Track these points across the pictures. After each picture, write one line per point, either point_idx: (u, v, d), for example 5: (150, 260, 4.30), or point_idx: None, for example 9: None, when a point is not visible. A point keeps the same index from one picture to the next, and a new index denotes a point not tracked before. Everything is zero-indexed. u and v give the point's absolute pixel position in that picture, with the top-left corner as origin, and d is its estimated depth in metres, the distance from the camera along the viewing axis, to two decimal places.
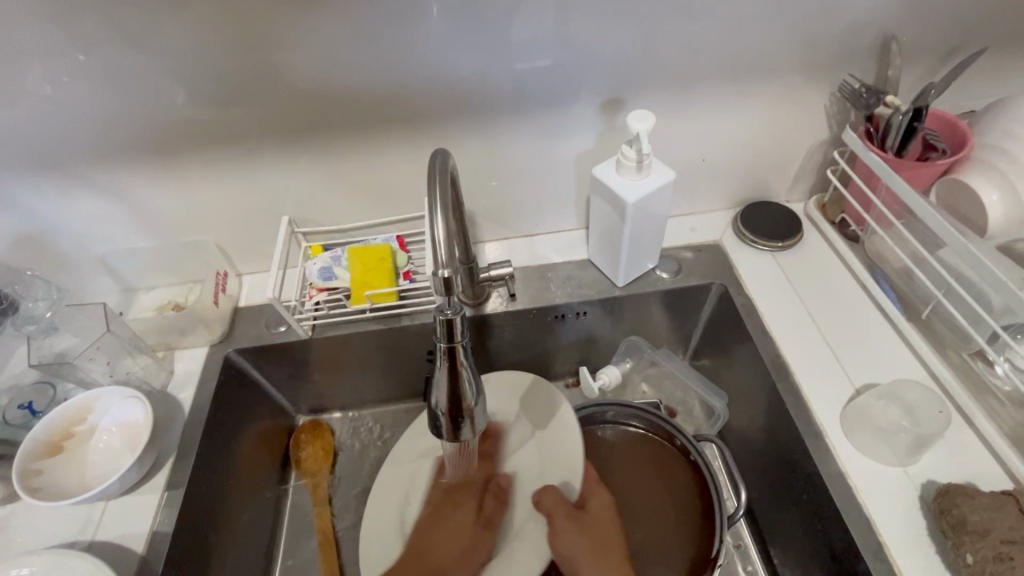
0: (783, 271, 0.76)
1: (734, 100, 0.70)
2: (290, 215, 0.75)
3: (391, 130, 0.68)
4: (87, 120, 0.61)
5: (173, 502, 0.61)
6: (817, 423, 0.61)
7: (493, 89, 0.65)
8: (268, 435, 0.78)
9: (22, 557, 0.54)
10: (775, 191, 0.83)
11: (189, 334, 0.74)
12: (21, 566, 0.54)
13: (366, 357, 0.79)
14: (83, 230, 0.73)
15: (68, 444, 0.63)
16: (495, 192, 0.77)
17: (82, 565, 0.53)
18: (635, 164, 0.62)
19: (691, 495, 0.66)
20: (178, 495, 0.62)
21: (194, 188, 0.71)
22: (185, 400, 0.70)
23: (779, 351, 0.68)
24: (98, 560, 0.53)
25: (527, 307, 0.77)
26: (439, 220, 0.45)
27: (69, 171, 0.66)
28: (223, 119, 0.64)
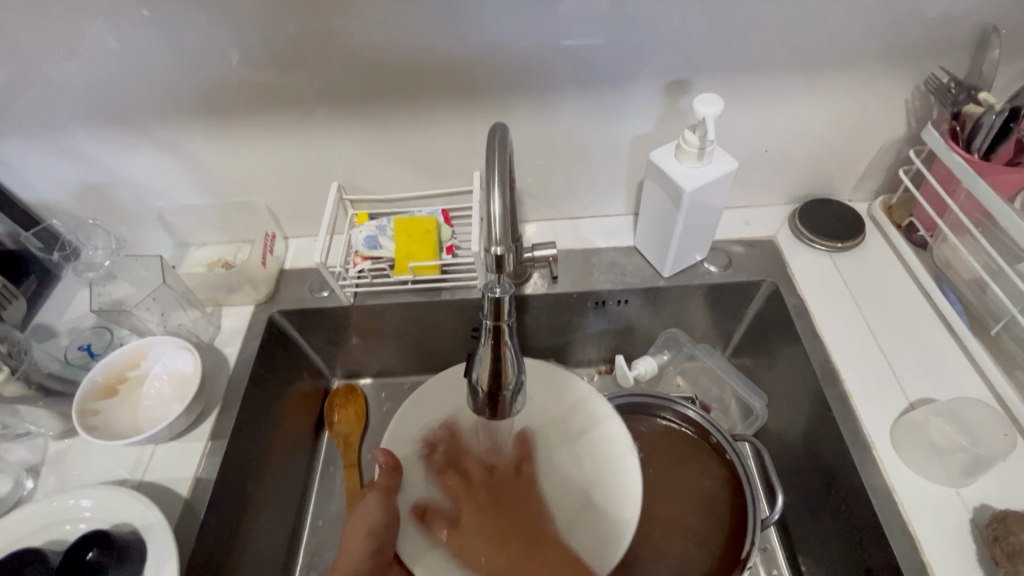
0: (840, 273, 0.73)
1: (807, 89, 0.66)
2: (339, 181, 0.76)
3: (445, 101, 0.67)
4: (148, 75, 0.62)
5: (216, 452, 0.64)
6: (865, 434, 0.59)
7: (551, 64, 0.63)
8: (305, 395, 0.80)
9: (82, 490, 0.57)
10: (838, 190, 0.79)
11: (237, 292, 0.76)
12: (79, 498, 0.57)
13: (403, 327, 0.80)
14: (140, 184, 0.75)
15: (122, 387, 0.66)
16: (544, 171, 0.75)
17: (133, 503, 0.56)
18: (696, 151, 0.59)
19: (725, 493, 0.65)
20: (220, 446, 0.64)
21: (248, 149, 0.72)
22: (231, 355, 0.72)
23: (829, 356, 0.65)
24: (148, 501, 0.55)
25: (569, 290, 0.76)
26: (495, 195, 0.44)
27: (133, 126, 0.68)
28: (279, 82, 0.64)
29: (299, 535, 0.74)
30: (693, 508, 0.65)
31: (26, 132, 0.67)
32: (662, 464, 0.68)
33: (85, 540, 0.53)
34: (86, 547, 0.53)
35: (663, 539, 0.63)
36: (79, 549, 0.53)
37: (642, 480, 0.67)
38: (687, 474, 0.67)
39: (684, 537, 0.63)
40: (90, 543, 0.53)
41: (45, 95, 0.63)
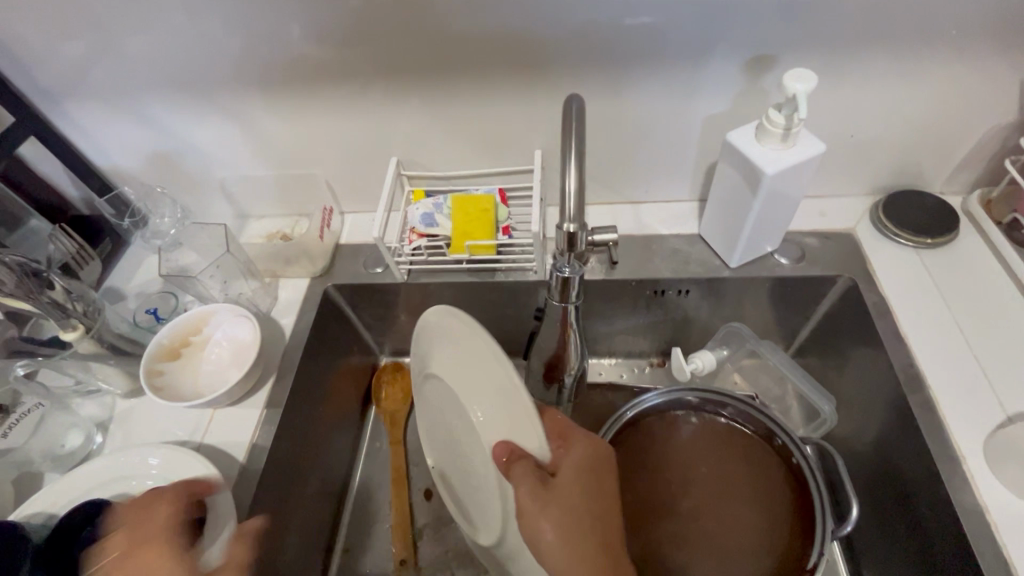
0: (927, 271, 0.67)
1: (905, 69, 0.60)
2: (398, 157, 0.75)
3: (511, 75, 0.64)
4: (218, 46, 0.63)
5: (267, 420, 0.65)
6: (953, 446, 0.54)
7: (624, 38, 0.60)
8: (355, 370, 0.81)
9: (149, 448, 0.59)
10: (929, 181, 0.73)
11: (294, 264, 0.77)
12: (146, 455, 0.59)
13: (455, 307, 0.79)
14: (206, 154, 0.77)
15: (186, 351, 0.67)
16: (608, 151, 0.72)
17: (196, 464, 0.57)
18: (781, 131, 0.55)
19: (788, 499, 0.61)
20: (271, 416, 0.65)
21: (310, 122, 0.71)
22: (287, 326, 0.73)
23: (913, 360, 0.60)
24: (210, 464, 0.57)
25: (628, 277, 0.73)
26: (571, 169, 0.42)
27: (202, 96, 0.69)
28: (345, 54, 0.63)
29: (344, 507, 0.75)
30: (755, 514, 0.61)
31: (104, 99, 0.69)
32: (719, 465, 0.65)
33: (153, 495, 0.55)
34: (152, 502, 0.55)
35: (722, 542, 0.59)
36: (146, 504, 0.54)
37: (699, 480, 0.64)
38: (747, 477, 0.63)
39: (745, 544, 0.59)
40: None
41: (121, 62, 0.65)
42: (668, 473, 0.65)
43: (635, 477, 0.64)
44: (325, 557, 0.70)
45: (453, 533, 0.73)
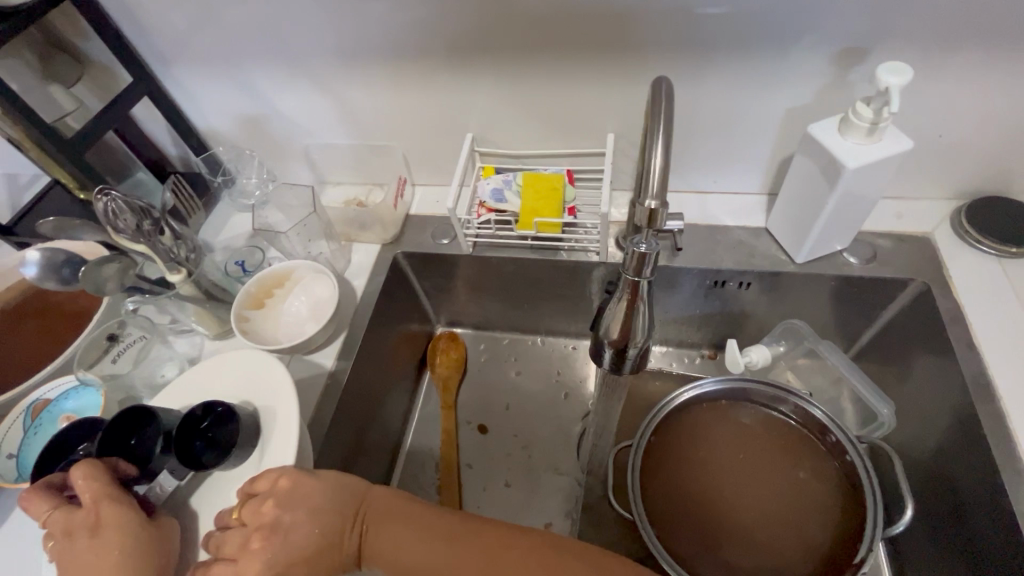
0: (1008, 281, 0.65)
1: (1009, 69, 0.58)
2: (472, 133, 0.78)
3: (592, 58, 0.66)
4: (320, 18, 0.67)
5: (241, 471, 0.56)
6: (1020, 459, 0.53)
7: (708, 26, 0.60)
8: (413, 335, 0.86)
9: None
10: (1018, 190, 0.70)
11: (367, 230, 0.82)
12: None
13: (514, 282, 0.82)
14: (295, 120, 0.82)
15: (269, 301, 0.73)
16: (680, 139, 0.72)
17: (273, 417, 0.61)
18: (868, 126, 0.54)
19: (840, 500, 0.61)
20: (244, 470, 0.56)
21: (394, 94, 0.75)
22: (358, 287, 0.78)
23: (984, 370, 0.59)
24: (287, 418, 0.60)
25: (690, 265, 0.73)
26: (658, 148, 0.44)
27: (298, 65, 0.73)
28: (434, 31, 0.66)
29: (397, 460, 0.80)
30: (806, 514, 0.61)
31: (209, 65, 0.75)
32: (768, 457, 0.65)
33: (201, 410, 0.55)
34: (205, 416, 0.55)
35: (772, 542, 0.60)
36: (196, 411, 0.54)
37: (752, 476, 0.64)
38: (792, 472, 0.64)
39: (793, 541, 0.60)
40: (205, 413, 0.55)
41: (229, 30, 0.70)
42: (721, 466, 0.65)
43: (686, 465, 0.65)
44: None
45: (496, 496, 0.76)
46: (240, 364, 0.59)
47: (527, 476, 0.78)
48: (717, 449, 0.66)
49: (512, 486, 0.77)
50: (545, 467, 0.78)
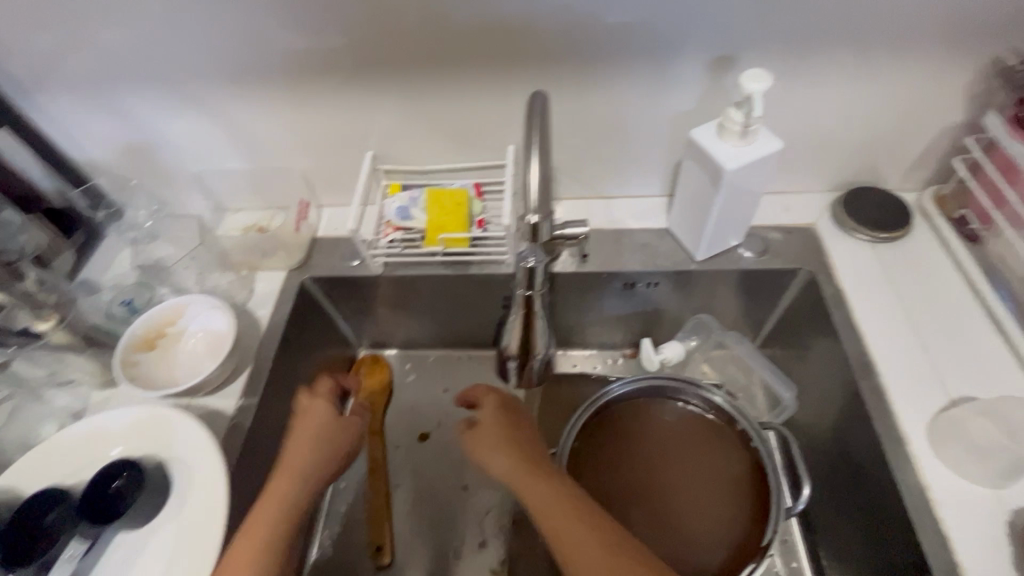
0: (882, 264, 0.70)
1: (859, 70, 0.63)
2: (373, 151, 0.76)
3: (483, 71, 0.66)
4: (195, 38, 0.63)
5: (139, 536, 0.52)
6: (899, 429, 0.57)
7: (590, 37, 0.62)
8: (331, 363, 0.83)
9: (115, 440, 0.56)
10: (886, 179, 0.76)
11: (270, 257, 0.78)
12: (115, 447, 0.56)
13: (430, 299, 0.81)
14: (183, 146, 0.77)
15: (160, 342, 0.68)
16: (580, 148, 0.74)
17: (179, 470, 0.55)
18: (739, 130, 0.58)
19: (752, 490, 0.63)
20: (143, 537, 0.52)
21: (285, 114, 0.72)
22: (263, 318, 0.74)
23: (865, 349, 0.63)
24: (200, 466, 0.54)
25: (599, 270, 0.75)
26: (534, 164, 0.45)
27: (177, 88, 0.69)
28: (320, 46, 0.64)
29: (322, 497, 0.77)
30: (723, 509, 0.63)
31: (76, 90, 0.69)
32: (682, 449, 0.67)
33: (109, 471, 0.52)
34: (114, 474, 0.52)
35: (693, 539, 0.61)
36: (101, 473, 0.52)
37: (667, 474, 0.66)
38: (705, 461, 0.67)
39: (711, 536, 0.62)
40: (119, 471, 0.53)
41: (95, 53, 0.65)
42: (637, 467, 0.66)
43: (607, 469, 0.66)
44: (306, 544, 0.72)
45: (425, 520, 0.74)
46: (141, 426, 0.56)
47: (463, 493, 0.77)
48: (636, 449, 0.67)
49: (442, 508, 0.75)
50: (475, 484, 0.77)
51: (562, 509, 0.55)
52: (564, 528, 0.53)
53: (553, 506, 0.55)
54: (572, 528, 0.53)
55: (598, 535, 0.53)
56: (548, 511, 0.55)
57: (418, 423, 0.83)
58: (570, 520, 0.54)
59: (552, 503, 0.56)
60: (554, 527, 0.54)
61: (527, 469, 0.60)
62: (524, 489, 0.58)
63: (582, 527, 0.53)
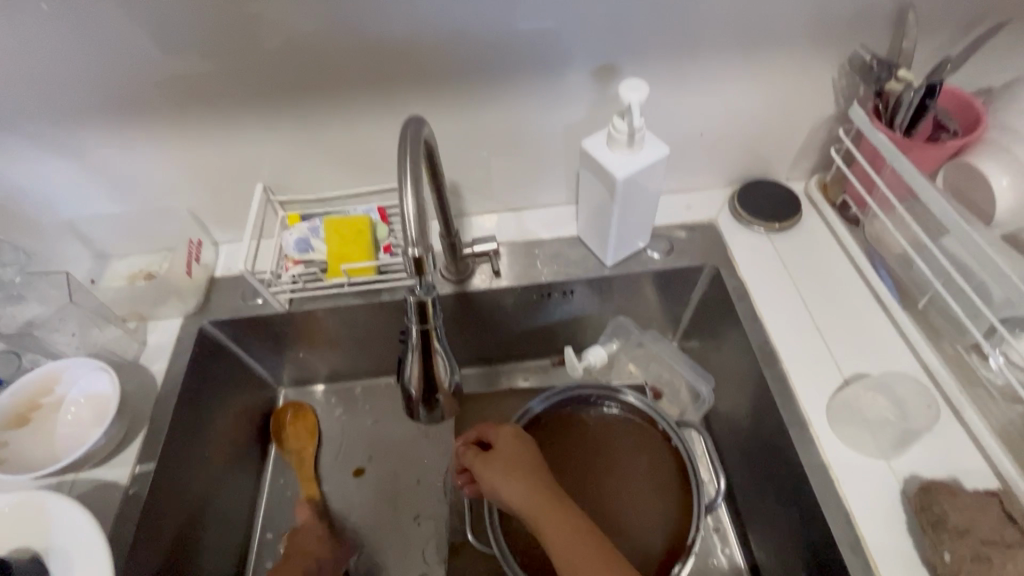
0: (778, 253, 0.73)
1: (735, 72, 0.66)
2: (265, 182, 0.72)
3: (369, 92, 0.64)
4: (44, 76, 0.58)
5: None
6: (802, 412, 0.60)
7: (475, 53, 0.61)
8: (246, 409, 0.78)
9: None
10: (776, 171, 0.79)
11: (162, 305, 0.72)
12: None
13: (346, 331, 0.78)
14: (49, 193, 0.70)
15: (35, 415, 0.61)
16: (482, 163, 0.73)
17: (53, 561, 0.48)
18: (626, 138, 0.58)
19: (675, 490, 0.64)
20: None
21: (161, 150, 0.67)
22: (158, 372, 0.68)
23: (768, 337, 0.66)
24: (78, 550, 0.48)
25: (513, 284, 0.74)
26: (409, 193, 0.43)
27: (29, 131, 0.63)
28: (187, 77, 0.60)
29: (247, 554, 0.72)
30: (651, 513, 0.63)
31: None
32: (607, 455, 0.67)
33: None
34: None
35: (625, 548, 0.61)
36: None
37: (596, 485, 0.66)
38: (631, 464, 0.67)
39: (642, 542, 0.61)
40: None
41: None
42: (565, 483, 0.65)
43: None
44: None
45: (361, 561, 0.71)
46: (7, 515, 0.50)
47: (417, 524, 0.74)
48: (562, 461, 0.67)
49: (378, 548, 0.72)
50: (409, 517, 0.74)
51: (567, 535, 0.52)
52: (567, 538, 0.51)
53: (544, 508, 0.54)
54: (570, 537, 0.51)
55: (600, 552, 0.51)
56: (550, 521, 0.53)
57: (346, 459, 0.79)
58: (574, 533, 0.52)
59: (556, 516, 0.53)
60: (543, 523, 0.53)
61: (544, 498, 0.55)
62: (530, 509, 0.54)
63: (583, 545, 0.51)
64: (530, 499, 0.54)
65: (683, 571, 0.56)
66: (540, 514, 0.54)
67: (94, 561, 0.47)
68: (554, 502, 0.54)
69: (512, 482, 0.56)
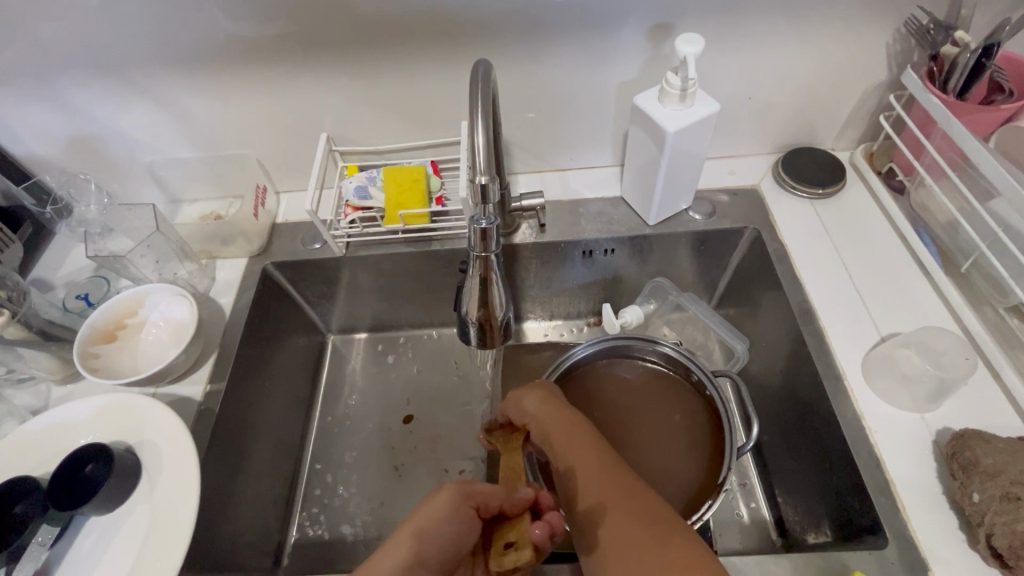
0: (820, 218, 0.75)
1: (789, 36, 0.67)
2: (328, 133, 0.77)
3: (432, 47, 0.67)
4: (138, 28, 0.63)
5: (112, 520, 0.53)
6: (838, 366, 0.62)
7: (537, 10, 0.64)
8: (300, 348, 0.83)
9: (71, 431, 0.56)
10: (821, 138, 0.80)
11: (230, 245, 0.78)
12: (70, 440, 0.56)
13: (395, 279, 0.82)
14: (132, 138, 0.75)
15: (121, 333, 0.67)
16: (533, 122, 0.76)
17: (146, 454, 0.54)
18: (679, 93, 0.61)
19: (706, 440, 0.66)
20: (114, 521, 0.53)
21: (237, 100, 0.72)
22: (226, 306, 0.74)
23: (806, 296, 0.68)
24: (165, 447, 0.54)
25: (556, 239, 0.77)
26: (479, 128, 0.47)
27: (120, 78, 0.68)
28: (266, 30, 0.64)
29: (297, 479, 0.77)
30: (680, 461, 0.65)
31: (11, 83, 0.67)
32: (644, 406, 0.69)
33: (83, 452, 0.53)
34: (86, 458, 0.53)
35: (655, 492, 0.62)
36: (68, 458, 0.52)
37: (627, 434, 0.67)
38: (668, 416, 0.68)
39: (672, 488, 0.62)
40: (90, 455, 0.53)
41: (33, 42, 0.63)
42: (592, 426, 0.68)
43: None
44: (283, 526, 0.73)
45: (403, 492, 0.75)
46: (107, 411, 0.57)
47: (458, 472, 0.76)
48: (600, 407, 0.69)
49: (420, 481, 0.76)
50: (449, 455, 0.78)
51: (562, 433, 0.54)
52: (571, 446, 0.52)
53: (555, 420, 0.55)
54: (577, 446, 0.52)
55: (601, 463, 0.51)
56: (557, 433, 0.54)
57: (390, 400, 0.84)
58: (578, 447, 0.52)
59: (563, 428, 0.54)
60: (549, 430, 0.55)
61: (555, 411, 0.55)
62: (542, 422, 0.55)
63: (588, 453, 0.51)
64: (542, 409, 0.56)
65: (713, 507, 0.58)
66: (550, 424, 0.55)
67: (181, 453, 0.54)
68: (565, 415, 0.55)
69: (533, 394, 0.57)
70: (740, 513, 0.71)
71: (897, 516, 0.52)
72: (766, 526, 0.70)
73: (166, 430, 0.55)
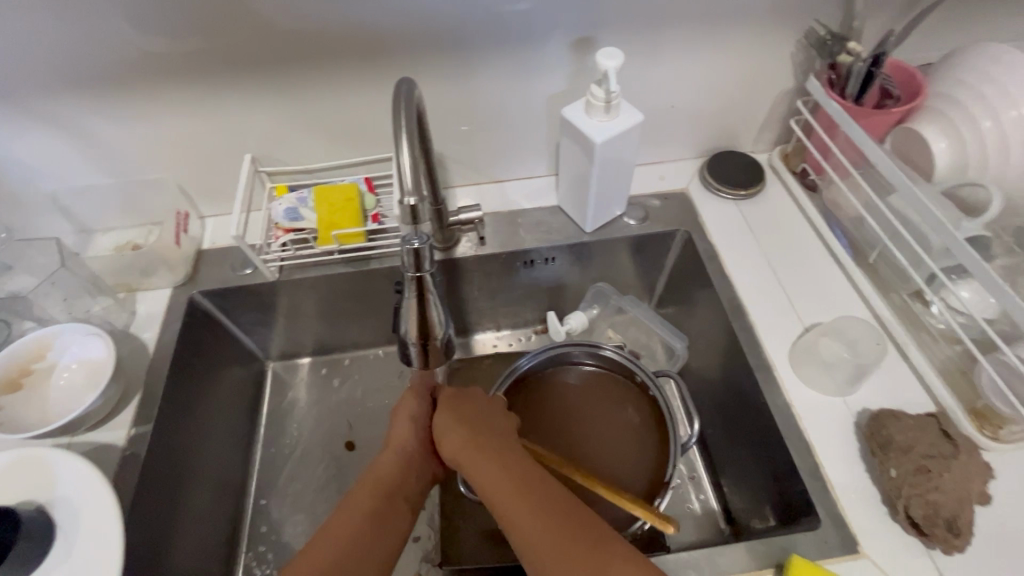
0: (744, 217, 0.79)
1: (705, 47, 0.70)
2: (252, 153, 0.74)
3: (357, 63, 0.66)
4: (31, 49, 0.58)
5: None
6: (768, 358, 0.65)
7: (463, 27, 0.64)
8: (236, 378, 0.79)
9: None
10: (741, 142, 0.85)
11: (152, 275, 0.73)
12: None
13: (335, 300, 0.80)
14: (28, 168, 0.70)
15: (26, 381, 0.62)
16: (466, 136, 0.76)
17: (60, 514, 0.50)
18: (603, 104, 0.63)
19: (651, 444, 0.67)
20: None
21: (150, 123, 0.68)
22: (149, 341, 0.69)
23: (736, 293, 0.71)
24: (88, 501, 0.50)
25: (497, 250, 0.78)
26: (405, 147, 0.47)
27: (11, 102, 0.62)
28: (179, 50, 0.61)
29: (240, 518, 0.73)
30: (627, 468, 0.66)
31: None
32: (586, 410, 0.71)
33: None
34: None
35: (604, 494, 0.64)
36: None
37: (572, 440, 0.68)
38: (614, 419, 0.70)
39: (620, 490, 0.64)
40: None
41: None
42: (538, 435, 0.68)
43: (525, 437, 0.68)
44: (226, 569, 0.69)
45: None
46: (14, 469, 0.51)
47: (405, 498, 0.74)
48: (548, 414, 0.70)
49: None
50: None
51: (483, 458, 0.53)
52: (490, 471, 0.52)
53: (468, 445, 0.55)
54: (495, 467, 0.52)
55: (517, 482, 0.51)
56: (480, 459, 0.53)
57: (336, 425, 0.81)
58: (496, 464, 0.53)
59: (479, 453, 0.54)
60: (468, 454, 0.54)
61: (467, 436, 0.56)
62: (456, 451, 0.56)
63: (504, 471, 0.52)
64: (457, 436, 0.56)
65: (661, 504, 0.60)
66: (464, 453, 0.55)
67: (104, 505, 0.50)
68: (479, 437, 0.55)
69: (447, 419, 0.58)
70: (691, 505, 0.74)
71: (827, 497, 0.55)
72: (715, 516, 0.73)
73: (90, 484, 0.51)
